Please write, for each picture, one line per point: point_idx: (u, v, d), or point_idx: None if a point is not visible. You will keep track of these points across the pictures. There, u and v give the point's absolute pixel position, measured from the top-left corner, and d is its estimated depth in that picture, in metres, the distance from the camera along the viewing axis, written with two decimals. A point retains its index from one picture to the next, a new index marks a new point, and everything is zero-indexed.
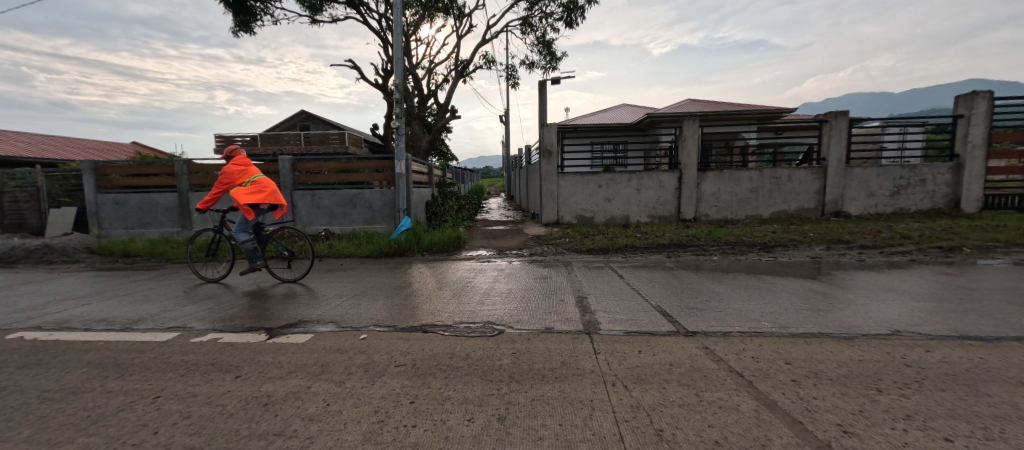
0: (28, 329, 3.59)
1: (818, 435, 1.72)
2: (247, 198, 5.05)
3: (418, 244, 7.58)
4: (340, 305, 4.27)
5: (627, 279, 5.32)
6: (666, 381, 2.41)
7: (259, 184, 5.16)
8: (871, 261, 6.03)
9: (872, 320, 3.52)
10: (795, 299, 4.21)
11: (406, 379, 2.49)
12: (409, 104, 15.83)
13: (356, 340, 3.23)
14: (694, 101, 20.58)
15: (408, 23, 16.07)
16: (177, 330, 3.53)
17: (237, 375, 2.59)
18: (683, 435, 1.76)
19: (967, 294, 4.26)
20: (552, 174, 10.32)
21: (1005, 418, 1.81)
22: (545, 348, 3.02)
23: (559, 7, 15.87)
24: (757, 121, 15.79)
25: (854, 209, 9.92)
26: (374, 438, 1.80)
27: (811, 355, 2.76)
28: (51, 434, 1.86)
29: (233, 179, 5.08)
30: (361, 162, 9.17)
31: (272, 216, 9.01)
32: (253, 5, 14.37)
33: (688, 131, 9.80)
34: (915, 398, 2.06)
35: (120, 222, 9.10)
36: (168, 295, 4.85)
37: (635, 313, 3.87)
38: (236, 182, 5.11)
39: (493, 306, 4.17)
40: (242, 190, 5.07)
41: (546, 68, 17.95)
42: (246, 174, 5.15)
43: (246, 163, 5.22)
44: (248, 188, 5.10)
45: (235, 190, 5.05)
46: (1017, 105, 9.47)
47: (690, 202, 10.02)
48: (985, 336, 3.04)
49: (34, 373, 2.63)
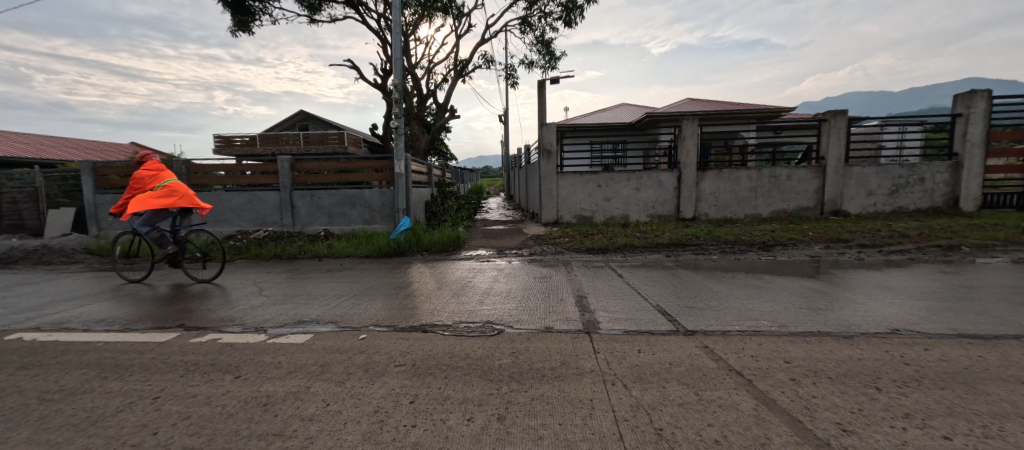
0: (27, 330, 3.59)
1: (817, 434, 1.72)
2: (155, 203, 5.23)
3: (417, 244, 7.58)
4: (340, 305, 4.27)
5: (627, 278, 5.32)
6: (666, 380, 2.41)
7: (168, 189, 5.35)
8: (870, 260, 6.03)
9: (871, 319, 3.52)
10: (795, 298, 4.21)
11: (405, 379, 2.49)
12: (408, 104, 15.82)
13: (355, 341, 3.23)
14: (694, 101, 20.62)
15: (407, 23, 16.05)
16: (176, 330, 3.53)
17: (237, 376, 2.59)
18: (682, 434, 1.77)
19: (966, 293, 4.27)
20: (552, 173, 10.30)
21: (1004, 416, 1.82)
22: (545, 348, 3.02)
23: (558, 6, 15.85)
24: (757, 120, 15.80)
25: (853, 208, 9.94)
26: (374, 438, 1.80)
27: (810, 354, 2.76)
28: (52, 435, 1.86)
29: (142, 185, 5.27)
30: (360, 162, 9.16)
31: (271, 216, 9.01)
32: (252, 5, 14.34)
33: (687, 130, 9.80)
34: (913, 397, 2.07)
35: (119, 223, 9.09)
36: (166, 295, 4.85)
37: (635, 312, 3.86)
38: (145, 187, 5.30)
39: (492, 306, 4.16)
40: (150, 194, 5.25)
41: (546, 67, 17.95)
42: (156, 179, 5.34)
43: (157, 168, 5.40)
44: (156, 193, 5.28)
45: (143, 195, 5.23)
46: (1015, 104, 9.49)
47: (689, 201, 10.02)
48: (983, 335, 3.05)
49: (33, 374, 2.63)
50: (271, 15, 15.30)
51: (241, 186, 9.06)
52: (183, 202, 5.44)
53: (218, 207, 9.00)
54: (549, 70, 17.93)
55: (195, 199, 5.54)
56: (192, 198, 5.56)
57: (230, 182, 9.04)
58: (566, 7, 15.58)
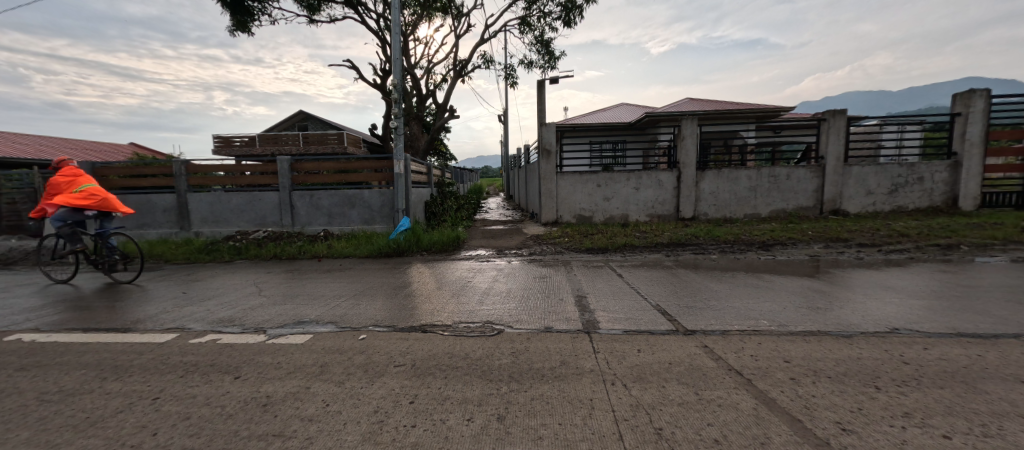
0: (26, 330, 3.58)
1: (817, 433, 1.72)
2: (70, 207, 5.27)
3: (417, 244, 7.58)
4: (339, 305, 4.27)
5: (626, 278, 5.32)
6: (665, 380, 2.40)
7: (85, 193, 5.37)
8: (869, 259, 6.04)
9: (870, 318, 3.53)
10: (794, 298, 4.21)
11: (405, 379, 2.49)
12: (408, 104, 15.80)
13: (355, 341, 3.23)
14: (694, 101, 20.62)
15: (406, 23, 16.04)
16: (176, 331, 3.53)
17: (237, 376, 2.59)
18: (682, 433, 1.77)
19: (964, 292, 4.28)
20: (551, 173, 10.29)
21: (1003, 414, 1.82)
22: (544, 347, 3.02)
23: (558, 6, 15.83)
24: (756, 120, 15.81)
25: (852, 207, 9.95)
26: (374, 438, 1.80)
27: (810, 353, 2.76)
28: (50, 436, 1.86)
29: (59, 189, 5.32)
30: (359, 162, 9.15)
31: (271, 216, 9.01)
32: (251, 5, 14.31)
33: (687, 130, 9.79)
34: (913, 396, 2.07)
35: (119, 224, 9.09)
36: (166, 296, 4.85)
37: (635, 312, 3.86)
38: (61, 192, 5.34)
39: (492, 306, 4.16)
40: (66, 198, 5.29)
41: (545, 67, 17.93)
42: (72, 184, 5.37)
43: (74, 173, 5.43)
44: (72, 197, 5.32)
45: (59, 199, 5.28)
46: (1015, 103, 9.50)
47: (689, 201, 10.03)
48: (982, 333, 3.05)
49: (32, 375, 2.62)
50: (270, 15, 15.28)
51: (241, 186, 9.05)
52: (101, 206, 5.46)
53: (218, 208, 8.99)
54: (548, 70, 17.93)
55: (113, 202, 5.55)
56: (112, 202, 5.59)
57: (230, 182, 9.04)
58: (566, 7, 15.56)
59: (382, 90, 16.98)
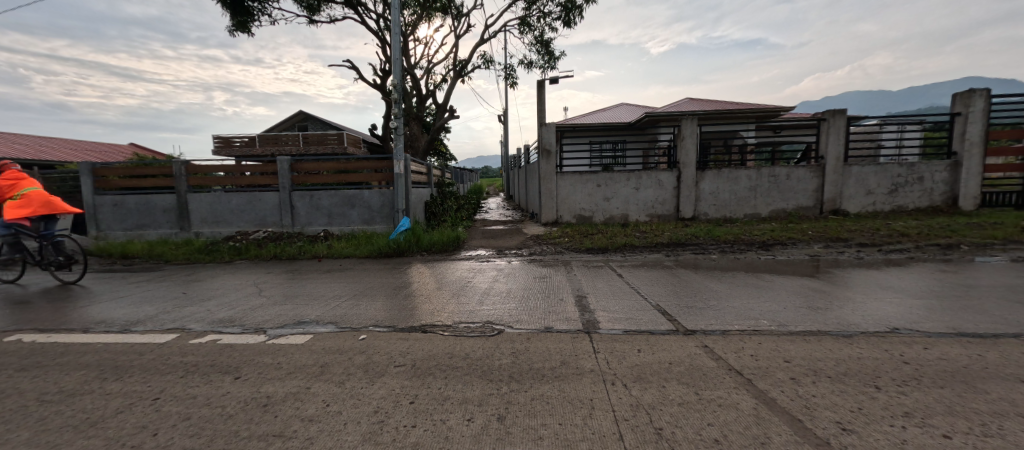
0: (26, 331, 3.58)
1: (817, 433, 1.72)
2: (15, 212, 5.43)
3: (418, 244, 7.58)
4: (339, 306, 4.27)
5: (627, 278, 5.33)
6: (666, 380, 2.40)
7: (28, 198, 5.51)
8: (869, 259, 6.04)
9: (870, 318, 3.53)
10: (795, 297, 4.20)
11: (405, 379, 2.49)
12: (408, 104, 15.79)
13: (355, 341, 3.23)
14: (694, 101, 20.62)
15: (406, 23, 16.04)
16: (176, 331, 3.53)
17: (237, 376, 2.59)
18: (682, 433, 1.77)
19: (964, 291, 4.28)
20: (551, 173, 10.29)
21: (1004, 414, 1.82)
22: (545, 347, 3.02)
23: (558, 6, 15.81)
24: (756, 120, 15.81)
25: (852, 207, 9.96)
26: (375, 438, 1.80)
27: (810, 353, 2.76)
28: (51, 436, 1.86)
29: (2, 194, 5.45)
30: (359, 162, 9.16)
31: (271, 217, 9.01)
32: (250, 5, 14.29)
33: (687, 130, 9.79)
34: (913, 395, 2.07)
35: (119, 224, 9.09)
36: (165, 296, 4.85)
37: (635, 312, 3.86)
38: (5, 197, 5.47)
39: (492, 306, 4.16)
40: (11, 204, 5.44)
41: (545, 67, 17.92)
42: (15, 188, 5.50)
43: (17, 177, 5.55)
44: (17, 202, 5.46)
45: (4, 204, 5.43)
46: (1015, 102, 9.49)
47: (689, 201, 10.03)
48: (982, 333, 3.05)
49: (32, 376, 2.62)
50: (270, 15, 15.28)
51: (241, 186, 9.06)
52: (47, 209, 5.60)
53: (217, 208, 8.99)
54: (548, 70, 17.92)
55: (59, 205, 5.69)
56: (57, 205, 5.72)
57: (230, 182, 9.04)
58: (566, 7, 15.55)
59: (382, 90, 16.97)
